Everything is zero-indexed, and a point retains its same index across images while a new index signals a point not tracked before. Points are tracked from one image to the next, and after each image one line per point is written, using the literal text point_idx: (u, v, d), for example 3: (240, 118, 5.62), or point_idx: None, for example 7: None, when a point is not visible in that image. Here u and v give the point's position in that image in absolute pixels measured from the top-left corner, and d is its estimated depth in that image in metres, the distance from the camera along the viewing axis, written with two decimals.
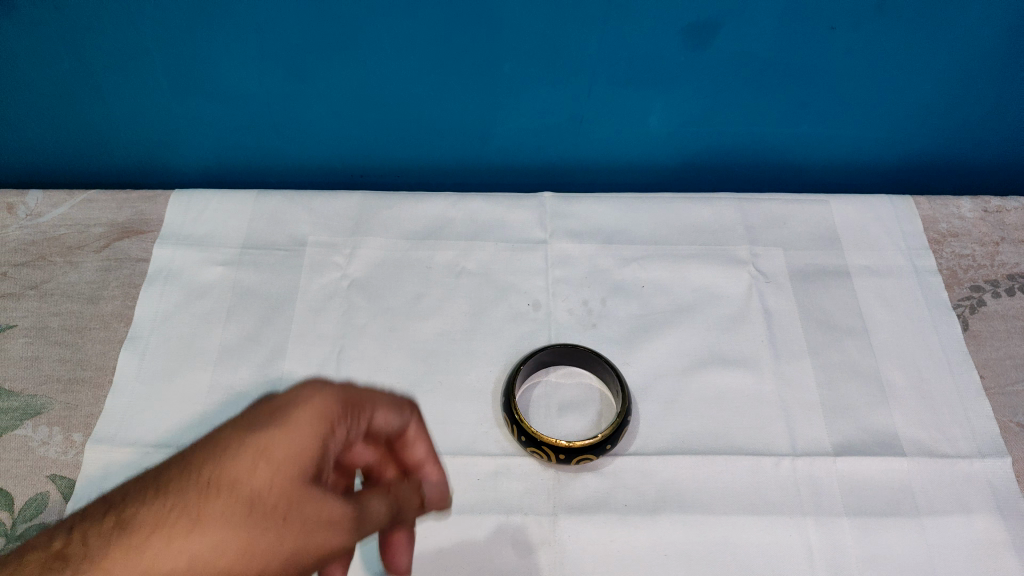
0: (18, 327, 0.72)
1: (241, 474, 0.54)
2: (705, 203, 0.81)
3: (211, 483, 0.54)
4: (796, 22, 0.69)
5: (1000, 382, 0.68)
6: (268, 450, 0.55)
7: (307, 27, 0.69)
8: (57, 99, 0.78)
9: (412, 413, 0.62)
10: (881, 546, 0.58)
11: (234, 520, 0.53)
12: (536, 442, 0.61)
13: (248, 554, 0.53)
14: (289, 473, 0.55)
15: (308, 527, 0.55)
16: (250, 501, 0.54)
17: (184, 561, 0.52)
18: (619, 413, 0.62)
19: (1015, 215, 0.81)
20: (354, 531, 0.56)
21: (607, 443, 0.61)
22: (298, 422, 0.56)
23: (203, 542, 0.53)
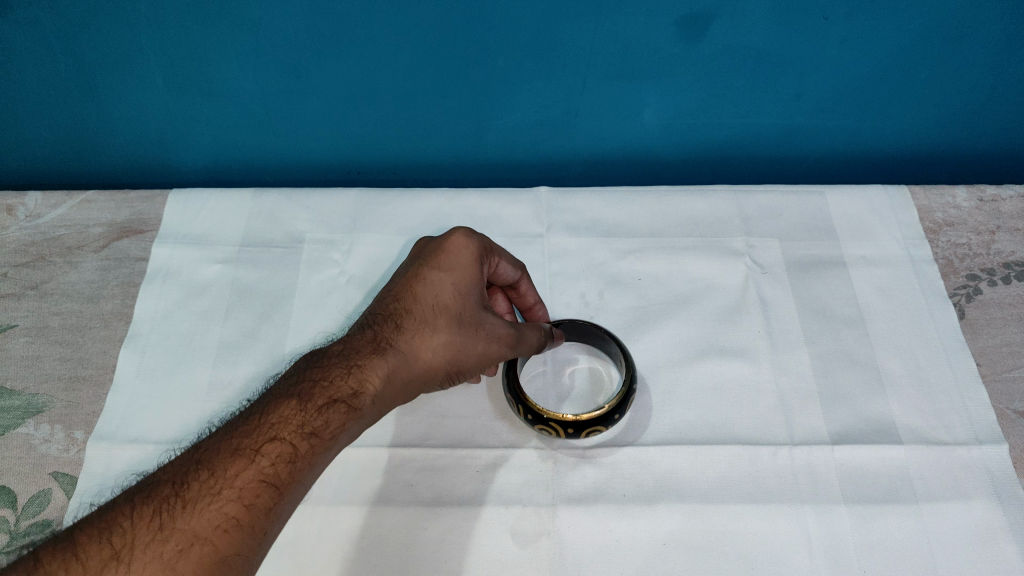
0: (18, 326, 0.72)
1: (432, 295, 0.60)
2: (702, 195, 0.81)
3: (413, 313, 0.59)
4: (789, 15, 0.69)
5: (997, 368, 0.68)
6: (450, 278, 0.61)
7: (301, 25, 0.70)
8: (54, 100, 0.78)
9: (525, 272, 0.67)
10: (879, 533, 0.58)
11: (448, 328, 0.59)
12: (543, 417, 0.62)
13: (459, 354, 0.60)
14: (472, 280, 0.61)
15: (502, 328, 0.61)
16: (455, 316, 0.60)
17: (417, 359, 0.59)
18: (623, 387, 0.63)
19: (1011, 203, 0.81)
20: (522, 345, 0.62)
21: (614, 415, 0.62)
22: (455, 246, 0.62)
23: (428, 349, 0.59)
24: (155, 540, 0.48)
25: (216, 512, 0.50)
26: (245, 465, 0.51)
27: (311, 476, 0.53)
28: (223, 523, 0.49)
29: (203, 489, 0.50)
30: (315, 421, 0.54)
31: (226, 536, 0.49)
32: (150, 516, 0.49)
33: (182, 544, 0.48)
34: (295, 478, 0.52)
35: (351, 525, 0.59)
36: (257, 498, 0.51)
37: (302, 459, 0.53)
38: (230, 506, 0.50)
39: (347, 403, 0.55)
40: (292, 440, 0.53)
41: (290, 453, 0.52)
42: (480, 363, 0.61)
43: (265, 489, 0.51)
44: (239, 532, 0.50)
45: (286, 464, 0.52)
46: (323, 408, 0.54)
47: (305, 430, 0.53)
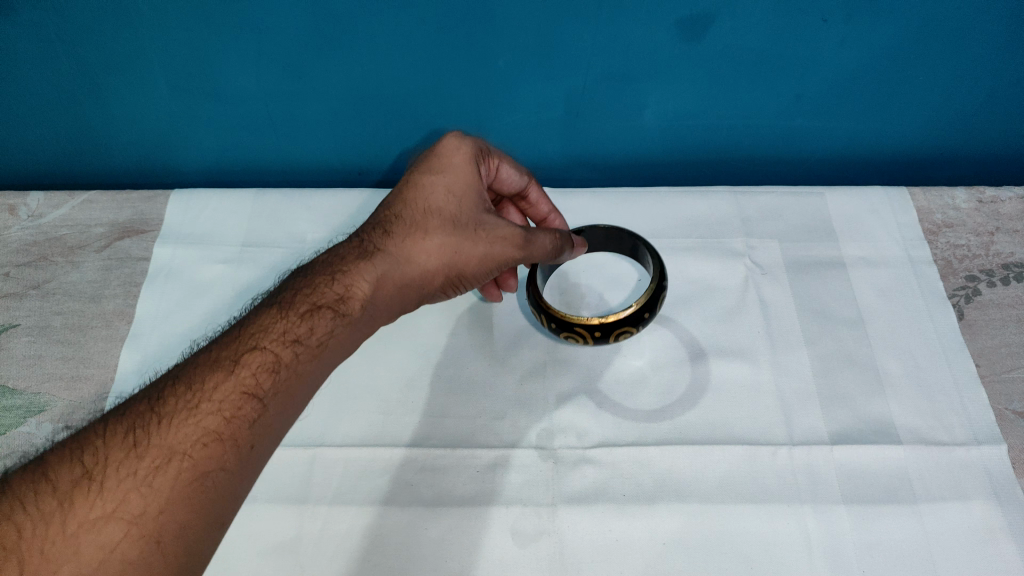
0: (20, 326, 0.72)
1: (425, 198, 0.61)
2: (702, 196, 0.82)
3: (408, 215, 0.60)
4: (787, 16, 0.69)
5: (996, 369, 0.68)
6: (446, 179, 0.62)
7: (302, 26, 0.70)
8: (56, 100, 0.78)
9: (531, 180, 0.70)
10: (878, 532, 0.59)
11: (443, 228, 0.60)
12: (576, 328, 0.63)
13: (456, 255, 0.60)
14: (466, 182, 0.63)
15: (499, 228, 0.61)
16: (448, 218, 0.60)
17: (411, 260, 0.59)
18: (651, 286, 0.64)
19: (1010, 205, 0.81)
20: (527, 246, 0.61)
21: (646, 314, 0.63)
22: (446, 148, 0.64)
23: (422, 250, 0.59)
24: (129, 458, 0.44)
25: (196, 427, 0.46)
26: (224, 377, 0.49)
27: (299, 386, 0.51)
28: (203, 437, 0.46)
29: (180, 403, 0.47)
30: (300, 329, 0.52)
31: (206, 449, 0.45)
32: (123, 434, 0.45)
33: (158, 461, 0.44)
34: (282, 388, 0.50)
35: (351, 524, 0.59)
36: (239, 410, 0.47)
37: (287, 368, 0.50)
38: (210, 419, 0.46)
39: (336, 308, 0.55)
40: (275, 349, 0.51)
41: (273, 362, 0.50)
42: (481, 266, 0.61)
43: (249, 400, 0.48)
44: (220, 446, 0.46)
45: (269, 373, 0.50)
46: (309, 315, 0.53)
47: (289, 338, 0.52)
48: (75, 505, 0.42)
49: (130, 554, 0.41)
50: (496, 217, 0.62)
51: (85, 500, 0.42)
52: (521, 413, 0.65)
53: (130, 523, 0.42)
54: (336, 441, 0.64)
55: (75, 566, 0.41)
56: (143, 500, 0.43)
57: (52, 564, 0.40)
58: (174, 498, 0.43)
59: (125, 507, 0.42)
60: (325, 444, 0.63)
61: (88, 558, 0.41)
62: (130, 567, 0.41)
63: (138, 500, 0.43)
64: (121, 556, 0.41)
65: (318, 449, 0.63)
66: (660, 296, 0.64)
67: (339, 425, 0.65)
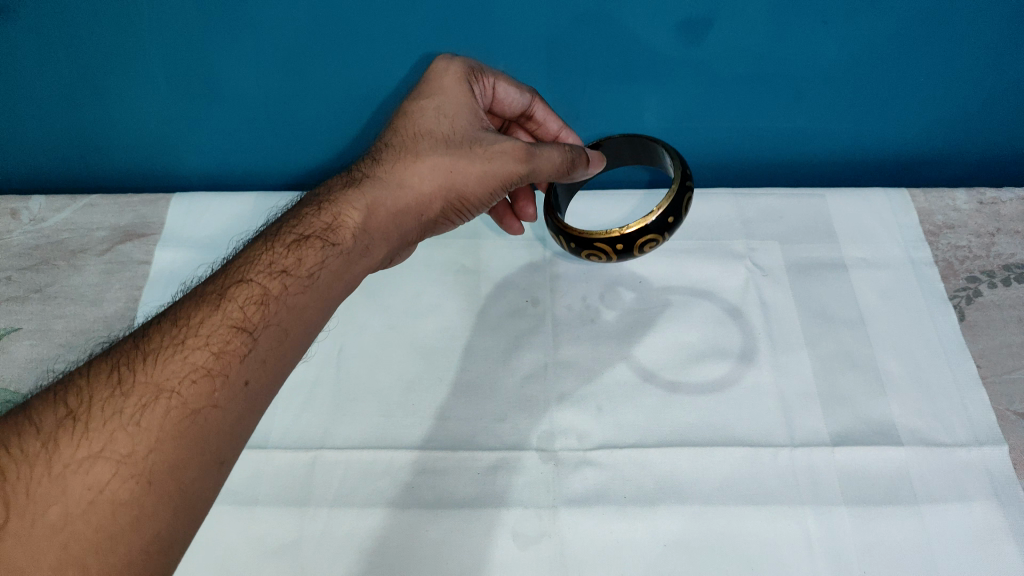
0: (22, 329, 0.73)
1: (415, 122, 0.61)
2: (702, 198, 0.82)
3: (399, 142, 0.60)
4: (786, 18, 0.69)
5: (996, 370, 0.68)
6: (436, 102, 0.63)
7: (303, 29, 0.70)
8: (58, 104, 0.79)
9: (535, 97, 0.69)
10: (879, 534, 0.59)
11: (433, 149, 0.59)
12: (606, 238, 0.62)
13: (451, 175, 0.59)
14: (456, 103, 0.63)
15: (494, 142, 0.60)
16: (439, 138, 0.60)
17: (404, 184, 0.58)
18: (672, 188, 0.63)
19: (1011, 206, 0.81)
20: (530, 160, 0.59)
21: (670, 218, 0.62)
22: (436, 73, 0.64)
23: (415, 172, 0.58)
24: (114, 397, 0.41)
25: (184, 363, 0.43)
26: (212, 311, 0.46)
27: (292, 318, 0.48)
28: (192, 374, 0.43)
29: (166, 340, 0.44)
30: (289, 259, 0.51)
31: (195, 386, 0.43)
32: (107, 373, 0.43)
33: (146, 398, 0.42)
34: (273, 319, 0.47)
35: (352, 526, 0.59)
36: (229, 344, 0.45)
37: (278, 300, 0.48)
38: (200, 354, 0.44)
39: (327, 237, 0.53)
40: (264, 281, 0.49)
41: (261, 295, 0.48)
42: (481, 186, 0.60)
43: (238, 334, 0.46)
44: (210, 382, 0.43)
45: (257, 305, 0.48)
46: (299, 245, 0.52)
47: (277, 270, 0.50)
48: (60, 445, 0.39)
49: (120, 494, 0.39)
50: (491, 133, 0.61)
51: (70, 441, 0.40)
52: (521, 415, 0.65)
53: (119, 462, 0.39)
54: (337, 443, 0.64)
55: (61, 509, 0.38)
56: (131, 440, 0.40)
57: (40, 508, 0.38)
58: (165, 436, 0.41)
59: (112, 447, 0.40)
60: (326, 446, 0.63)
61: (76, 500, 0.38)
62: (121, 508, 0.39)
63: (127, 440, 0.40)
64: (110, 497, 0.39)
65: (319, 451, 0.63)
66: (684, 201, 0.63)
67: (340, 427, 0.65)
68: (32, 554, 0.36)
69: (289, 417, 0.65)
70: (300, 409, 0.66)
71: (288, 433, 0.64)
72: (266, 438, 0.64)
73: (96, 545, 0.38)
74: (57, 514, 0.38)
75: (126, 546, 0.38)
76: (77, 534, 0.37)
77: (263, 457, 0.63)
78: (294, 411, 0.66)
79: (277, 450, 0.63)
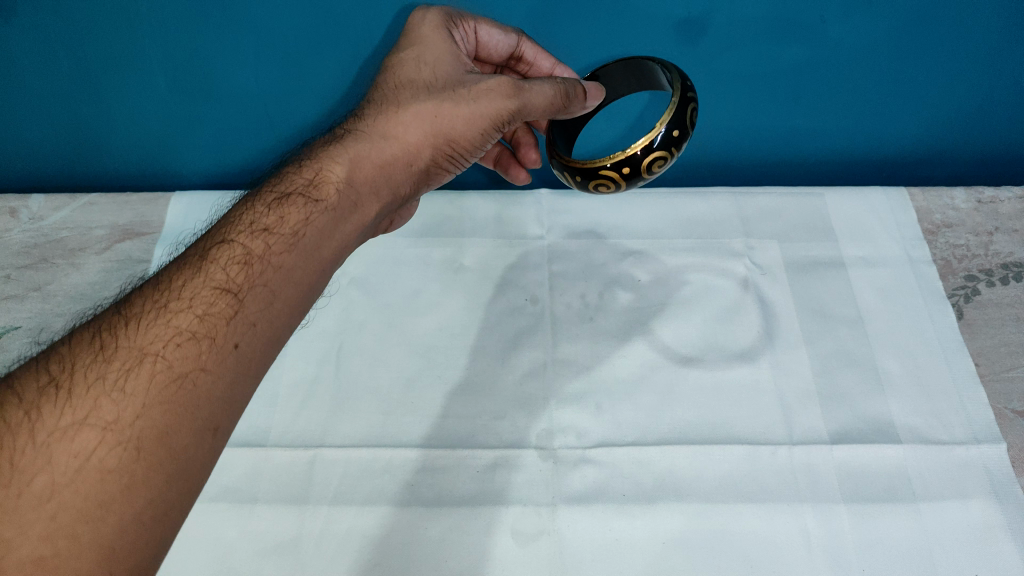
0: (22, 328, 0.72)
1: (396, 74, 0.58)
2: (701, 197, 0.82)
3: (380, 95, 0.57)
4: (784, 17, 0.70)
5: (995, 368, 0.68)
6: (415, 52, 0.59)
7: (302, 27, 0.71)
8: (56, 103, 0.79)
9: (522, 38, 0.67)
10: (878, 531, 0.59)
11: (416, 96, 0.56)
12: (612, 165, 0.59)
13: (438, 121, 0.55)
14: (437, 52, 0.59)
15: (479, 82, 0.57)
16: (422, 86, 0.57)
17: (389, 133, 0.54)
18: (674, 102, 0.59)
19: (1009, 204, 0.81)
20: (518, 99, 0.57)
21: (676, 132, 0.58)
22: (413, 26, 0.61)
23: (398, 121, 0.54)
24: (97, 362, 0.39)
25: (168, 326, 0.41)
26: (194, 275, 0.43)
27: (279, 276, 0.45)
28: (176, 337, 0.40)
29: (148, 306, 0.42)
30: (269, 219, 0.47)
31: (181, 350, 0.40)
32: (90, 339, 0.40)
33: (130, 363, 0.39)
34: (258, 280, 0.44)
35: (352, 524, 0.59)
36: (213, 306, 0.42)
37: (261, 259, 0.45)
38: (183, 318, 0.41)
39: (309, 194, 0.49)
40: (245, 242, 0.46)
41: (243, 255, 0.45)
42: (473, 128, 0.56)
43: (223, 295, 0.43)
44: (196, 345, 0.41)
45: (240, 266, 0.44)
46: (279, 204, 0.49)
47: (258, 228, 0.47)
48: (42, 414, 0.36)
49: (108, 462, 0.36)
50: (475, 76, 0.58)
51: (53, 408, 0.37)
52: (521, 413, 0.65)
53: (105, 429, 0.37)
54: (337, 441, 0.64)
55: (48, 478, 0.35)
56: (116, 406, 0.37)
57: (24, 477, 0.35)
58: (152, 402, 0.38)
59: (97, 413, 0.37)
60: (325, 444, 0.64)
61: (61, 468, 0.35)
62: (111, 476, 0.36)
63: (112, 406, 0.37)
64: (99, 463, 0.36)
65: (319, 449, 0.63)
66: (689, 112, 0.59)
67: (339, 425, 0.65)
68: (18, 525, 0.34)
69: (288, 415, 0.65)
70: (299, 407, 0.66)
71: (288, 431, 0.64)
72: (266, 436, 0.64)
73: (87, 515, 0.35)
74: (42, 483, 0.35)
75: (119, 515, 0.35)
76: (66, 503, 0.35)
77: (263, 455, 0.63)
78: (294, 409, 0.66)
79: (276, 448, 0.63)
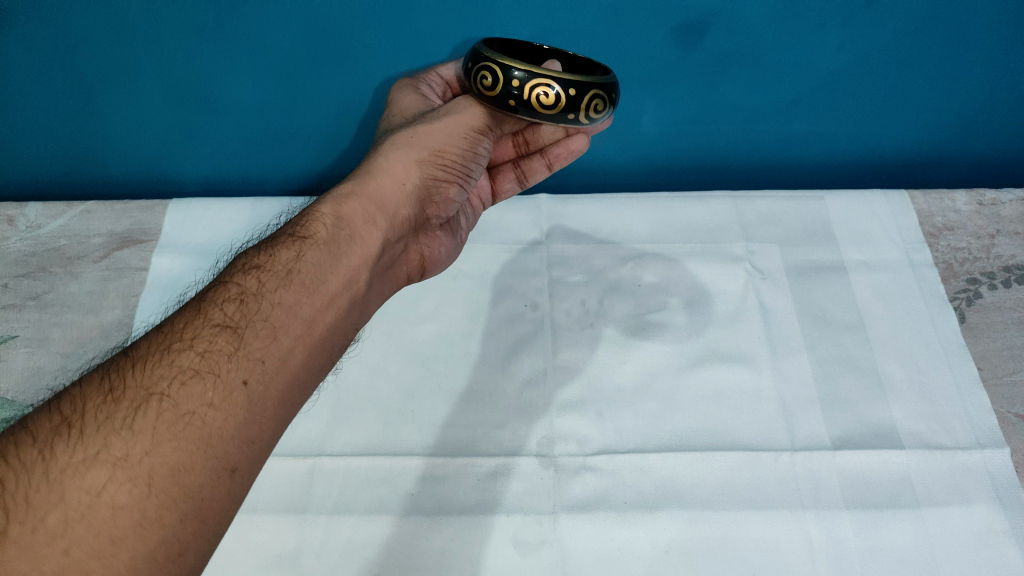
0: (19, 338, 0.72)
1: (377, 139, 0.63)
2: (701, 202, 0.82)
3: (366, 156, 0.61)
4: (785, 20, 0.69)
5: (998, 373, 0.68)
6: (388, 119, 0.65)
7: (300, 34, 0.70)
8: (52, 112, 0.78)
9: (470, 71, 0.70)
10: (881, 539, 0.58)
11: (392, 137, 0.60)
12: (570, 119, 0.59)
13: (416, 139, 0.59)
14: (405, 110, 0.65)
15: (444, 107, 0.62)
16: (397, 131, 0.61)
17: (372, 168, 0.57)
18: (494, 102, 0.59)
19: (1009, 208, 0.81)
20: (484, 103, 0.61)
21: (513, 101, 0.57)
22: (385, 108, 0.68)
23: (379, 157, 0.58)
24: (105, 403, 0.38)
25: (172, 365, 0.40)
26: (194, 317, 0.43)
27: (277, 312, 0.45)
28: (181, 375, 0.40)
29: (153, 346, 0.41)
30: (260, 257, 0.48)
31: (185, 387, 0.39)
32: (98, 380, 0.39)
33: (138, 401, 0.38)
34: (256, 316, 0.44)
35: (351, 534, 0.58)
36: (215, 344, 0.42)
37: (256, 295, 0.45)
38: (187, 356, 0.41)
39: (298, 231, 0.50)
40: (240, 280, 0.46)
41: (239, 293, 0.45)
42: (456, 137, 0.60)
43: (223, 334, 0.42)
44: (201, 382, 0.40)
45: (236, 305, 0.44)
46: (271, 245, 0.50)
47: (252, 267, 0.47)
48: (54, 452, 0.35)
49: (119, 498, 0.35)
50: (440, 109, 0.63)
51: (65, 446, 0.36)
52: (521, 421, 0.65)
53: (115, 466, 0.36)
54: (336, 450, 0.63)
55: (60, 514, 0.34)
56: (125, 445, 0.36)
57: (37, 513, 0.34)
58: (160, 440, 0.37)
59: (108, 450, 0.36)
60: (325, 453, 0.63)
61: (72, 505, 0.34)
62: (123, 513, 0.35)
63: (122, 444, 0.36)
64: (110, 500, 0.35)
65: (318, 459, 0.63)
66: (490, 94, 0.58)
67: (339, 434, 0.64)
68: (32, 558, 0.32)
69: None
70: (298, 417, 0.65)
71: (286, 441, 0.64)
72: None
73: (100, 551, 0.34)
74: (56, 519, 0.34)
75: (133, 553, 0.34)
76: (79, 539, 0.34)
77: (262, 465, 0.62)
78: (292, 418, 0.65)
79: (274, 458, 0.63)
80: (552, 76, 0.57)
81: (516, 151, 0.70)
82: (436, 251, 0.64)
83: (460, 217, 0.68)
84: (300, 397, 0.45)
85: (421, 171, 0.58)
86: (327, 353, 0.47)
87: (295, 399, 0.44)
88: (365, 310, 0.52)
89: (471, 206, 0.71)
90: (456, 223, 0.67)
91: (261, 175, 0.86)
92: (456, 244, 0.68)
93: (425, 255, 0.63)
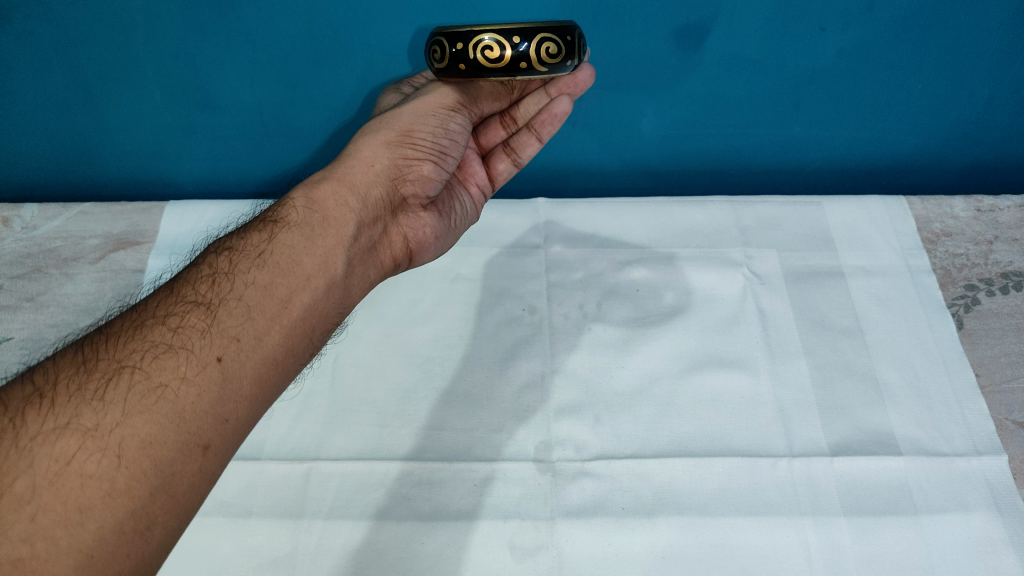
0: (15, 338, 0.71)
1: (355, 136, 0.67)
2: (699, 206, 0.82)
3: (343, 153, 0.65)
4: (784, 25, 0.70)
5: (995, 379, 0.68)
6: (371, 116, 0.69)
7: (298, 35, 0.70)
8: (48, 112, 0.77)
9: None
10: (879, 546, 0.58)
11: (364, 128, 0.63)
12: (526, 69, 0.54)
13: (386, 127, 0.61)
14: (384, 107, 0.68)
15: (417, 95, 0.64)
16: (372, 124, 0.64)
17: (344, 157, 0.61)
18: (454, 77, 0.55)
19: (1007, 214, 0.81)
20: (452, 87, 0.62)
21: (462, 64, 0.54)
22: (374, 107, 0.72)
23: (352, 146, 0.61)
24: (77, 375, 0.42)
25: (143, 339, 0.45)
26: (166, 298, 0.48)
27: (244, 291, 0.49)
28: (153, 350, 0.44)
29: (127, 324, 0.46)
30: (234, 241, 0.53)
31: (156, 361, 0.44)
32: (72, 355, 0.44)
33: (109, 373, 0.43)
34: (230, 296, 0.48)
35: (347, 539, 0.58)
36: (187, 321, 0.46)
37: (226, 275, 0.50)
38: (158, 333, 0.45)
39: (272, 217, 0.55)
40: (212, 262, 0.51)
41: (210, 274, 0.50)
42: (425, 116, 0.61)
43: (194, 311, 0.47)
44: (175, 356, 0.44)
45: (208, 286, 0.49)
46: (248, 230, 0.54)
47: (224, 251, 0.52)
48: (26, 420, 0.40)
49: (87, 467, 0.39)
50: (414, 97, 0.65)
51: (36, 416, 0.40)
52: (519, 425, 0.65)
53: (86, 435, 0.40)
54: (332, 454, 0.63)
55: (28, 480, 0.38)
56: (96, 414, 0.41)
57: (7, 478, 0.38)
58: (132, 410, 0.41)
59: (78, 420, 0.40)
60: (321, 457, 0.63)
61: (41, 471, 0.38)
62: (92, 482, 0.39)
63: (92, 414, 0.41)
64: (78, 469, 0.39)
65: (315, 462, 0.62)
66: (440, 66, 0.55)
67: (335, 437, 0.64)
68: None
69: (284, 427, 0.65)
70: (295, 419, 0.65)
71: (282, 445, 0.64)
72: (260, 449, 0.63)
73: (66, 519, 0.37)
74: (24, 486, 0.38)
75: (100, 523, 0.38)
76: (44, 506, 0.37)
77: (258, 469, 0.62)
78: (289, 420, 0.65)
79: (272, 461, 0.62)
80: (497, 31, 0.53)
81: (506, 133, 0.69)
82: (421, 232, 0.63)
83: (453, 203, 0.67)
84: (278, 381, 0.48)
85: (390, 153, 0.60)
86: (307, 337, 0.51)
87: (271, 381, 0.47)
88: (346, 288, 0.54)
89: (466, 195, 0.70)
90: (446, 208, 0.66)
91: (259, 177, 0.86)
92: (448, 229, 0.67)
93: (408, 237, 0.62)
